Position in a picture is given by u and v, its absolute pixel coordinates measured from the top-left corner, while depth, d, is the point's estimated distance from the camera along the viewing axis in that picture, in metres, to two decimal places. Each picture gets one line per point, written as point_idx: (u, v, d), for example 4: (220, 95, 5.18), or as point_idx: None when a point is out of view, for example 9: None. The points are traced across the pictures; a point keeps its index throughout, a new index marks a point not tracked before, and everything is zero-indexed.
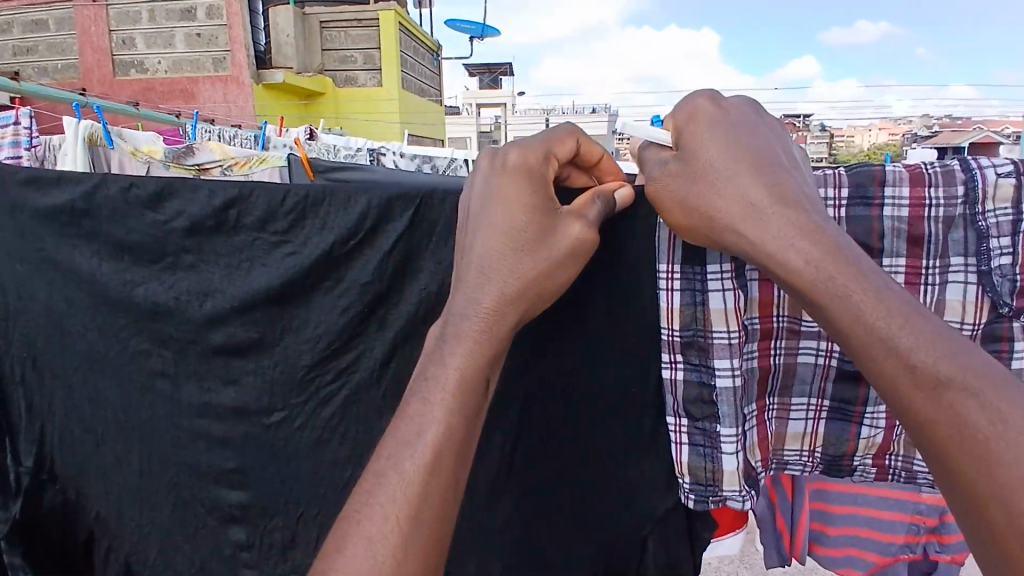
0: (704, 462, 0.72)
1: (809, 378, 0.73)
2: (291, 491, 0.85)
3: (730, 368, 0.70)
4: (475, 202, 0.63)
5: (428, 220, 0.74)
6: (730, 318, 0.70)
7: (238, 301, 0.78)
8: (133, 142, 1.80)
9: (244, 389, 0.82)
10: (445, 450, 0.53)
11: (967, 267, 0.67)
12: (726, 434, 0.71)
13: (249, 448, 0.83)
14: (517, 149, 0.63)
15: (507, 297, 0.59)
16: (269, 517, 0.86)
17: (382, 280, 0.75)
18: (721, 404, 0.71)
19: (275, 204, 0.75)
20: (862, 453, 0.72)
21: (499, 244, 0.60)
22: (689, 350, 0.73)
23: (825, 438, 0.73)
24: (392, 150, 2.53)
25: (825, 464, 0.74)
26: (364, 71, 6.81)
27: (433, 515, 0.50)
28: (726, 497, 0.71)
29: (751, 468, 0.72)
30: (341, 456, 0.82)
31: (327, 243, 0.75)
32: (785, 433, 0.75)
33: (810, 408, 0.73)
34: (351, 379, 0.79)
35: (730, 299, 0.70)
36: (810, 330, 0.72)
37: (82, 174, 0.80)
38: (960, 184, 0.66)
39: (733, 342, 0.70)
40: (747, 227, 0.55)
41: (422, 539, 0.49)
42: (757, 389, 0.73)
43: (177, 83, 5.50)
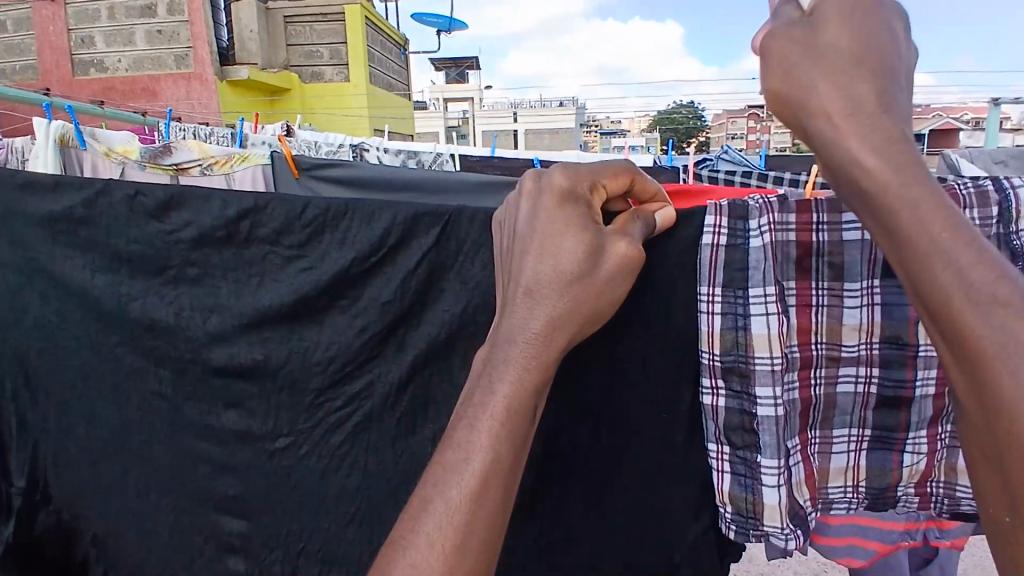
0: (744, 493, 0.70)
1: (850, 408, 0.70)
2: (290, 525, 0.77)
3: (773, 397, 0.67)
4: (521, 226, 0.60)
5: (455, 240, 0.69)
6: (776, 342, 0.67)
7: (246, 319, 0.73)
8: (107, 141, 1.68)
9: (248, 413, 0.76)
10: (493, 480, 0.50)
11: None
12: (767, 465, 0.68)
13: (252, 475, 0.77)
14: (564, 173, 0.61)
15: (556, 324, 0.56)
16: (268, 550, 0.78)
17: (404, 298, 0.70)
18: (762, 433, 0.68)
19: (292, 216, 0.71)
20: (906, 483, 0.70)
21: (548, 268, 0.57)
22: (731, 376, 0.70)
23: (869, 471, 0.71)
24: (375, 147, 2.47)
25: (870, 498, 0.71)
26: (331, 66, 6.67)
27: (478, 546, 0.47)
28: (768, 533, 0.68)
29: (797, 505, 0.69)
30: (350, 485, 0.75)
31: (346, 259, 0.70)
32: (828, 470, 0.71)
33: (852, 440, 0.70)
34: (363, 405, 0.73)
35: (774, 324, 0.67)
36: (850, 356, 0.69)
37: (83, 180, 0.77)
38: (995, 204, 0.62)
39: (776, 369, 0.67)
40: (842, 118, 0.45)
41: (467, 565, 0.47)
42: (799, 421, 0.70)
43: (137, 81, 5.31)
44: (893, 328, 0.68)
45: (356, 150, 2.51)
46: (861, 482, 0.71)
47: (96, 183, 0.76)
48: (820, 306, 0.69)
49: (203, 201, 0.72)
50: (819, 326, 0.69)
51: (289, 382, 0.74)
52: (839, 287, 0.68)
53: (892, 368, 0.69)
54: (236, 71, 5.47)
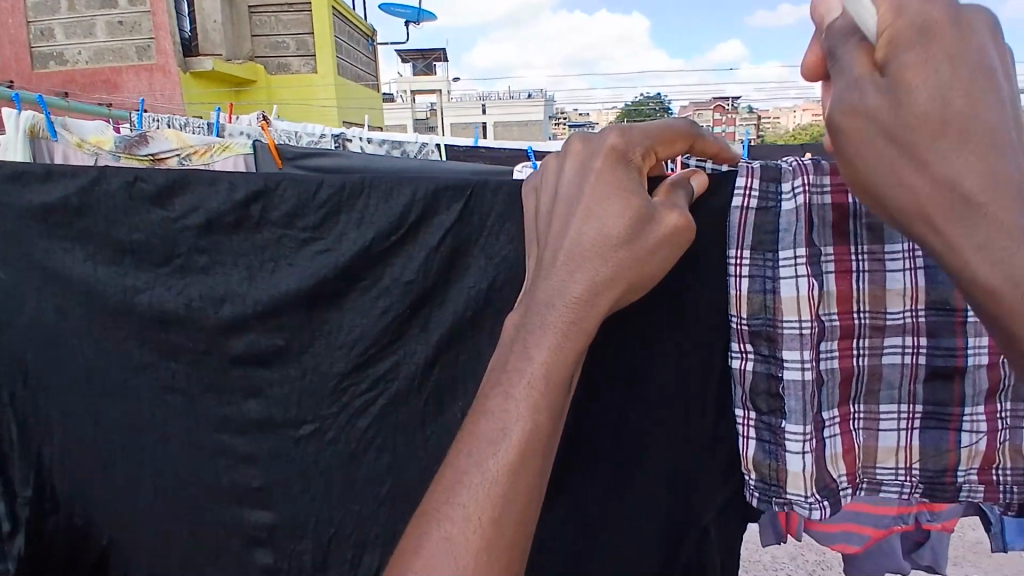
0: (770, 459, 0.75)
1: (898, 382, 0.75)
2: (319, 510, 0.84)
3: (800, 361, 0.73)
4: (570, 185, 0.64)
5: (477, 212, 0.74)
6: (804, 306, 0.73)
7: (261, 306, 0.77)
8: (80, 133, 1.57)
9: (270, 401, 0.80)
10: (531, 449, 0.54)
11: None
12: (794, 430, 0.74)
13: (278, 463, 0.83)
14: (618, 134, 0.64)
15: (599, 288, 0.60)
16: (297, 538, 0.84)
17: (426, 277, 0.76)
18: (789, 398, 0.74)
19: (306, 196, 0.74)
20: (965, 465, 0.74)
21: (594, 232, 0.60)
22: (758, 340, 0.75)
23: (923, 452, 0.75)
24: (358, 134, 2.43)
25: (924, 481, 0.75)
26: (299, 57, 6.54)
27: (519, 514, 0.52)
28: (792, 500, 0.74)
29: (828, 476, 0.74)
30: (378, 469, 0.82)
31: (366, 238, 0.75)
32: (876, 448, 0.76)
33: (902, 417, 0.75)
34: (388, 387, 0.79)
35: (803, 286, 0.73)
36: (893, 327, 0.74)
37: (78, 168, 0.76)
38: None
39: (804, 334, 0.73)
40: (942, 221, 0.42)
41: (507, 533, 0.52)
42: (839, 392, 0.75)
43: (99, 74, 5.15)
44: (939, 295, 0.73)
45: (340, 141, 2.44)
46: (914, 464, 0.75)
47: (92, 170, 0.75)
48: (861, 275, 0.74)
49: (209, 185, 0.75)
50: (860, 296, 0.74)
51: (313, 367, 0.79)
52: (879, 254, 0.73)
53: (943, 340, 0.74)
54: (195, 65, 5.31)
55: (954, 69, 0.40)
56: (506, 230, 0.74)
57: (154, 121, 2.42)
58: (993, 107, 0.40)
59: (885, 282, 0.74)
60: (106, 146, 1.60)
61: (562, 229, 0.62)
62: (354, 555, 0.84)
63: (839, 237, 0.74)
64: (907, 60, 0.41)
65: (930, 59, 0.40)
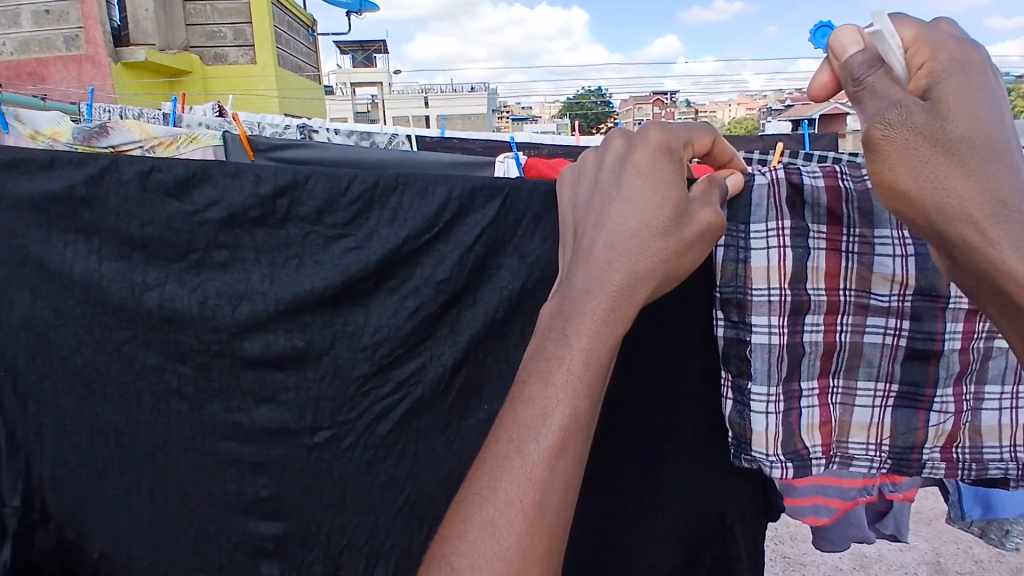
0: (738, 418, 0.75)
1: (877, 360, 0.75)
2: (332, 520, 0.83)
3: (767, 326, 0.73)
4: (609, 173, 0.63)
5: (513, 213, 0.76)
6: (776, 276, 0.73)
7: (282, 305, 0.76)
8: (34, 124, 1.43)
9: (284, 406, 0.79)
10: (571, 435, 0.52)
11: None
12: (757, 391, 0.74)
13: (289, 474, 0.81)
14: (660, 129, 0.63)
15: (640, 276, 0.58)
16: (307, 548, 0.84)
17: (461, 274, 0.77)
18: (754, 360, 0.74)
19: (338, 191, 0.74)
20: (931, 444, 0.74)
21: (633, 222, 0.59)
22: (729, 307, 0.75)
23: (893, 429, 0.74)
24: (322, 126, 2.38)
25: (893, 457, 0.75)
26: (237, 47, 6.32)
27: (559, 501, 0.50)
28: (756, 458, 0.74)
29: (796, 441, 0.74)
30: (397, 475, 0.82)
31: (398, 235, 0.75)
32: (850, 422, 0.75)
33: (878, 395, 0.75)
34: (413, 388, 0.79)
35: (774, 256, 0.73)
36: (878, 307, 0.74)
37: (87, 156, 0.73)
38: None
39: (772, 300, 0.73)
40: (959, 190, 0.53)
41: (551, 518, 0.49)
42: (820, 365, 0.75)
43: (24, 64, 4.86)
44: (926, 278, 0.73)
45: (303, 132, 2.38)
46: (884, 440, 0.75)
47: (102, 158, 0.73)
48: (850, 253, 0.74)
49: (232, 178, 0.73)
50: (848, 275, 0.74)
51: (334, 370, 0.78)
52: (869, 236, 0.73)
53: (923, 322, 0.73)
54: (128, 54, 5.04)
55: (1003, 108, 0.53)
56: (540, 229, 0.76)
57: (105, 111, 2.30)
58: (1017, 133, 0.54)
59: (873, 265, 0.74)
60: (62, 137, 1.45)
61: (598, 222, 0.60)
62: (367, 565, 0.84)
63: (832, 219, 0.74)
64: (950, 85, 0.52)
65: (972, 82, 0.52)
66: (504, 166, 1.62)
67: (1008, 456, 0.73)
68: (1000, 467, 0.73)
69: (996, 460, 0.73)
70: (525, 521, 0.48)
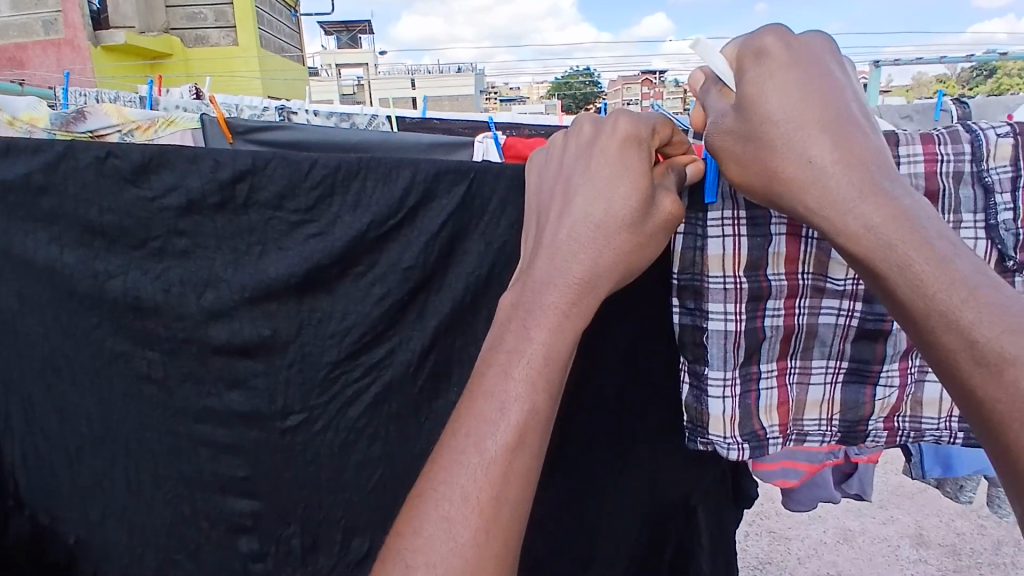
0: (694, 402, 0.76)
1: (830, 339, 0.76)
2: (306, 499, 0.84)
3: (724, 313, 0.74)
4: (575, 166, 0.64)
5: (480, 198, 0.76)
6: (730, 263, 0.73)
7: (250, 292, 0.76)
8: (10, 109, 1.40)
9: (254, 391, 0.80)
10: (531, 429, 0.53)
11: (976, 222, 0.73)
12: (714, 376, 0.74)
13: (264, 454, 0.82)
14: (629, 116, 0.63)
15: (601, 270, 0.60)
16: (285, 524, 0.85)
17: (428, 262, 0.77)
18: (710, 346, 0.74)
19: (298, 177, 0.74)
20: (877, 415, 0.76)
21: (599, 214, 0.60)
22: (686, 294, 0.76)
23: (842, 404, 0.76)
24: (303, 108, 2.35)
25: (842, 431, 0.77)
26: (217, 29, 6.19)
27: (515, 498, 0.51)
28: (712, 441, 0.75)
29: (760, 427, 0.75)
30: (372, 454, 0.82)
31: (362, 223, 0.75)
32: (805, 401, 0.77)
33: (829, 372, 0.76)
34: (382, 373, 0.80)
35: (729, 245, 0.73)
36: (835, 290, 0.74)
37: (45, 143, 0.73)
38: (967, 142, 0.73)
39: (728, 287, 0.74)
40: (784, 171, 0.57)
41: (506, 515, 0.50)
42: (780, 347, 0.76)
43: (3, 51, 4.81)
44: None
45: (284, 114, 2.35)
46: (835, 414, 0.77)
47: (57, 145, 0.73)
48: (810, 239, 0.74)
49: (190, 164, 0.73)
50: (807, 259, 0.74)
51: (301, 357, 0.79)
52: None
53: (875, 303, 0.74)
54: (106, 38, 4.96)
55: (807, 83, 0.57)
56: (506, 214, 0.75)
57: (82, 96, 2.28)
58: (835, 106, 0.57)
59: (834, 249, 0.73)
60: (41, 123, 1.43)
61: (563, 211, 0.62)
62: (345, 537, 0.85)
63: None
64: (751, 74, 0.59)
65: (772, 68, 0.58)
66: (484, 147, 1.61)
67: (942, 425, 0.75)
68: (937, 435, 0.75)
69: (933, 428, 0.75)
70: (481, 519, 0.49)
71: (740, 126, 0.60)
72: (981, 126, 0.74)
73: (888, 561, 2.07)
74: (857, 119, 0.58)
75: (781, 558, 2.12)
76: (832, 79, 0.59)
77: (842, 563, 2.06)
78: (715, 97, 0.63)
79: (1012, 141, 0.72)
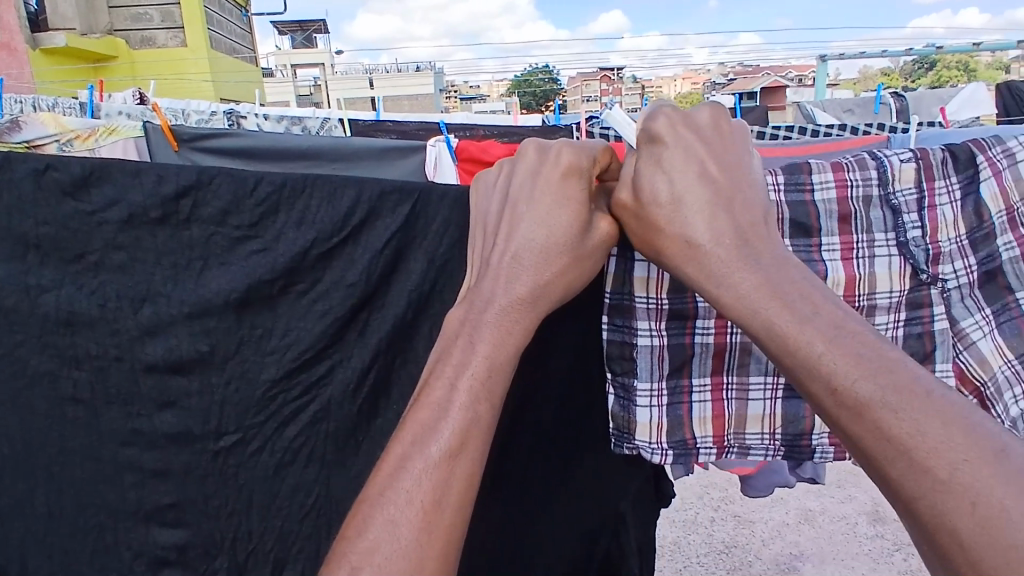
0: (621, 412, 0.78)
1: (764, 357, 0.78)
2: (234, 528, 0.82)
3: (649, 330, 0.78)
4: (518, 191, 0.65)
5: (425, 216, 0.76)
6: (654, 286, 0.77)
7: (188, 308, 0.75)
8: None
9: (186, 412, 0.79)
10: (473, 439, 0.55)
11: (888, 241, 0.76)
12: (642, 387, 0.77)
13: (191, 482, 0.81)
14: (572, 146, 0.65)
15: (545, 288, 0.63)
16: (210, 558, 0.83)
17: (371, 278, 0.77)
18: (639, 359, 0.78)
19: (243, 192, 0.73)
20: (819, 430, 0.76)
21: (541, 240, 0.63)
22: (614, 313, 0.78)
23: (783, 418, 0.77)
24: (252, 112, 2.32)
25: (785, 445, 0.77)
26: (165, 30, 6.05)
27: (460, 495, 0.53)
28: (638, 447, 0.77)
29: (689, 437, 0.77)
30: (305, 479, 0.82)
31: (306, 239, 0.75)
32: (745, 416, 0.78)
33: (768, 388, 0.77)
34: (322, 393, 0.80)
35: (654, 268, 0.77)
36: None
37: None
38: (873, 168, 0.77)
39: (652, 306, 0.78)
40: (663, 241, 0.59)
41: (449, 517, 0.51)
42: (712, 363, 0.79)
43: None
44: None
45: (232, 120, 2.34)
46: (776, 429, 0.77)
47: None
48: None
49: (133, 178, 0.72)
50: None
51: (239, 374, 0.78)
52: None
53: None
54: (47, 41, 4.79)
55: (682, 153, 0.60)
56: (450, 232, 0.77)
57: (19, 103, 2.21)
58: (706, 175, 0.59)
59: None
60: None
61: (509, 234, 0.64)
62: (272, 573, 0.84)
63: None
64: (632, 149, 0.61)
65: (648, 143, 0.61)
66: (437, 152, 1.60)
67: None
68: None
69: None
70: (422, 516, 0.51)
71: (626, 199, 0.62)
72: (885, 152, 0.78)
73: (847, 537, 2.17)
74: (733, 184, 0.59)
75: (746, 540, 2.19)
76: (711, 147, 0.61)
77: (805, 542, 2.16)
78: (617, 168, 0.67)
79: (914, 165, 0.77)
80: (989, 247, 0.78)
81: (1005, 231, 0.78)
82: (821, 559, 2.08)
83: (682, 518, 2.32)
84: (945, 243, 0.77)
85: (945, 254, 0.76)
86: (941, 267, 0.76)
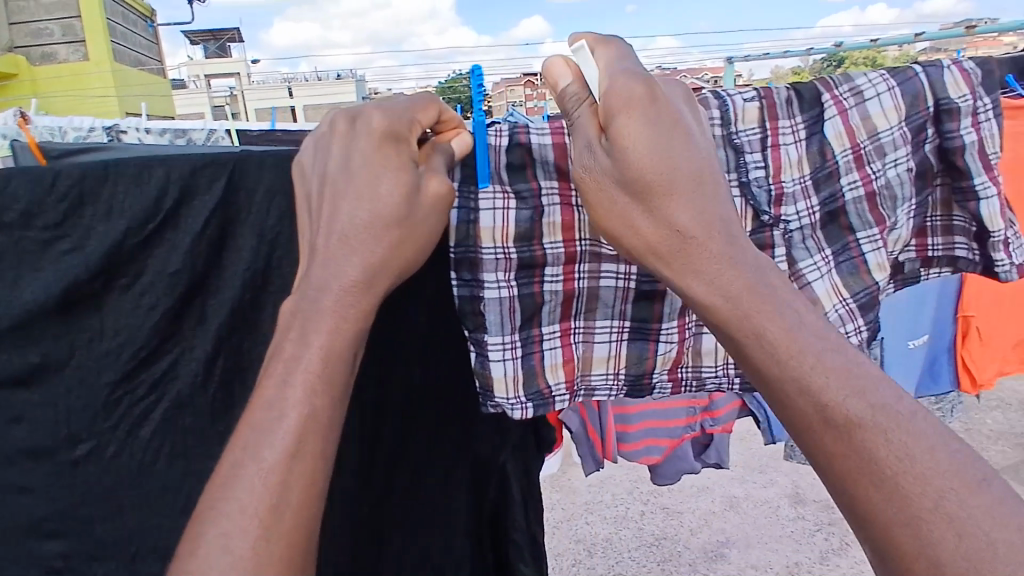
0: (477, 368, 0.80)
1: (612, 302, 0.84)
2: (114, 535, 0.81)
3: (496, 282, 0.79)
4: (337, 168, 0.65)
5: (245, 186, 0.79)
6: (499, 236, 0.79)
7: (7, 325, 0.74)
8: None
9: (32, 425, 0.76)
10: (312, 432, 0.55)
11: (731, 180, 0.86)
12: (493, 340, 0.79)
13: (55, 493, 0.78)
14: (381, 115, 0.66)
15: (377, 265, 0.62)
16: (94, 565, 0.81)
17: (199, 260, 0.78)
18: (488, 313, 0.79)
19: (44, 189, 0.73)
20: (660, 369, 0.84)
21: (364, 214, 0.62)
22: (462, 266, 0.79)
23: (628, 359, 0.84)
24: (132, 126, 2.24)
25: (628, 384, 0.84)
26: (60, 39, 5.81)
27: (299, 502, 0.53)
28: (498, 405, 0.79)
29: (543, 386, 0.80)
30: (175, 476, 0.81)
31: (121, 229, 0.75)
32: (591, 358, 0.84)
33: (614, 331, 0.84)
34: (170, 388, 0.80)
35: (498, 217, 0.79)
36: (609, 255, 0.82)
37: None
38: (718, 108, 0.87)
39: (499, 258, 0.79)
40: (645, 221, 0.61)
41: (286, 524, 0.52)
42: (561, 311, 0.83)
43: None
44: None
45: (111, 133, 2.24)
46: (620, 369, 0.84)
47: None
48: (581, 206, 0.81)
49: None
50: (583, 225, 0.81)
51: (77, 381, 0.77)
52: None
53: None
54: None
55: (671, 137, 0.60)
56: (276, 204, 0.79)
57: None
58: (695, 169, 0.60)
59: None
60: None
61: (332, 213, 0.63)
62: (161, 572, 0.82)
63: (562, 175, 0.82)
64: (620, 126, 0.60)
65: (640, 120, 0.60)
66: None
67: (722, 373, 0.85)
68: (715, 383, 0.85)
69: (713, 376, 0.85)
70: (261, 522, 0.51)
71: (609, 171, 0.62)
72: (731, 94, 0.88)
73: (770, 520, 2.56)
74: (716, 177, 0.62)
75: (676, 531, 2.54)
76: (693, 142, 0.61)
77: (729, 528, 2.54)
78: (584, 120, 0.66)
79: (756, 104, 0.88)
80: (831, 187, 0.89)
81: (848, 171, 0.89)
82: (747, 545, 2.44)
83: (612, 515, 2.68)
84: (789, 184, 0.88)
85: (788, 195, 0.87)
86: (783, 209, 0.86)
